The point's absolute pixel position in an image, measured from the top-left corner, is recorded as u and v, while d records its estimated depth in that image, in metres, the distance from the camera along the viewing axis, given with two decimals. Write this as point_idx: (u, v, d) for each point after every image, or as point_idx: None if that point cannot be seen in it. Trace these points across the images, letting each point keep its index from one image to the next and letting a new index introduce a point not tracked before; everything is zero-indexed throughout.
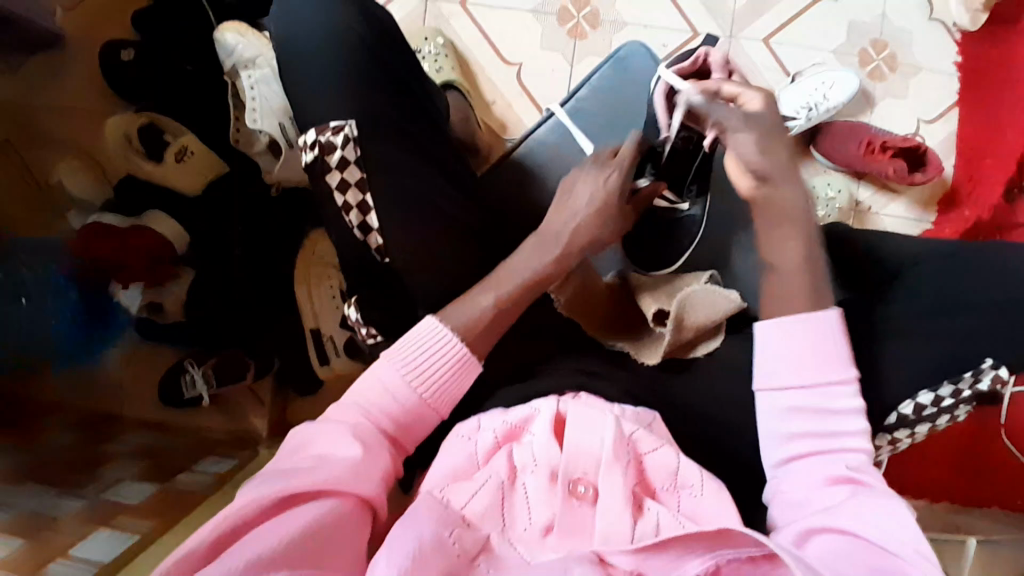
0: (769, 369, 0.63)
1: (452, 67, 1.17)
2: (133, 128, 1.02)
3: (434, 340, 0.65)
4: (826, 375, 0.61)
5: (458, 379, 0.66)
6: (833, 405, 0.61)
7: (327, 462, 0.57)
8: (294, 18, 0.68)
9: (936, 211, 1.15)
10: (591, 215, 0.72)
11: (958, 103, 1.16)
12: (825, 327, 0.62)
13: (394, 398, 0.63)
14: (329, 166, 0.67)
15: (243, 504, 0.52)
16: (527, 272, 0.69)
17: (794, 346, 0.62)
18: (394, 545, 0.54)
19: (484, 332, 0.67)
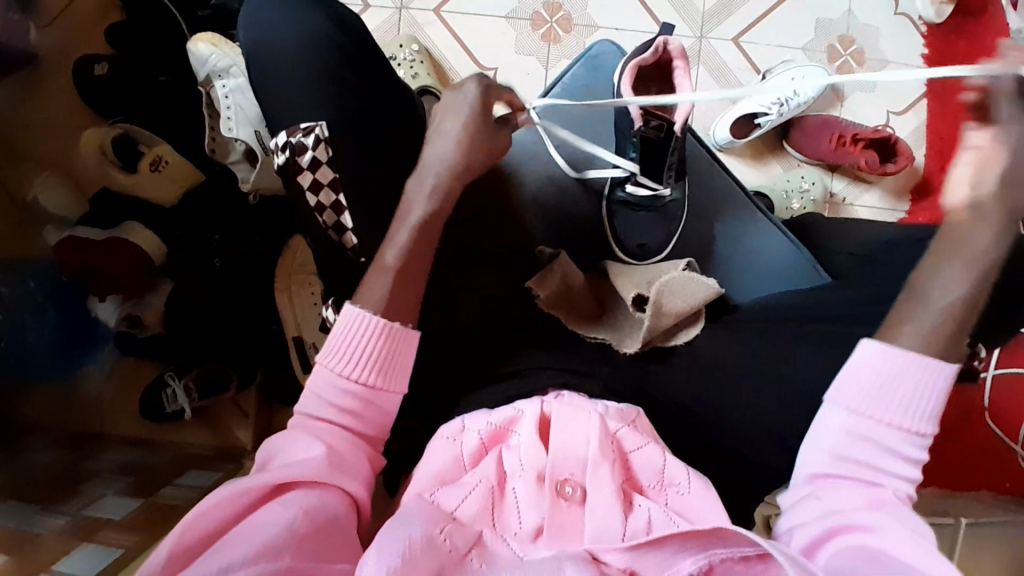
0: (856, 387, 0.62)
1: (427, 73, 1.17)
2: (105, 139, 1.00)
3: (352, 322, 0.63)
4: (908, 416, 0.60)
5: (390, 354, 0.63)
6: (899, 439, 0.60)
7: (295, 463, 0.58)
8: (263, 27, 0.69)
9: (909, 201, 1.18)
10: (465, 139, 0.69)
11: (925, 95, 1.19)
12: (931, 371, 0.61)
13: (326, 391, 0.62)
14: (301, 166, 0.67)
15: (220, 500, 0.52)
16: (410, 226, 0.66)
17: (897, 373, 0.61)
18: (383, 546, 0.52)
19: (401, 278, 0.65)
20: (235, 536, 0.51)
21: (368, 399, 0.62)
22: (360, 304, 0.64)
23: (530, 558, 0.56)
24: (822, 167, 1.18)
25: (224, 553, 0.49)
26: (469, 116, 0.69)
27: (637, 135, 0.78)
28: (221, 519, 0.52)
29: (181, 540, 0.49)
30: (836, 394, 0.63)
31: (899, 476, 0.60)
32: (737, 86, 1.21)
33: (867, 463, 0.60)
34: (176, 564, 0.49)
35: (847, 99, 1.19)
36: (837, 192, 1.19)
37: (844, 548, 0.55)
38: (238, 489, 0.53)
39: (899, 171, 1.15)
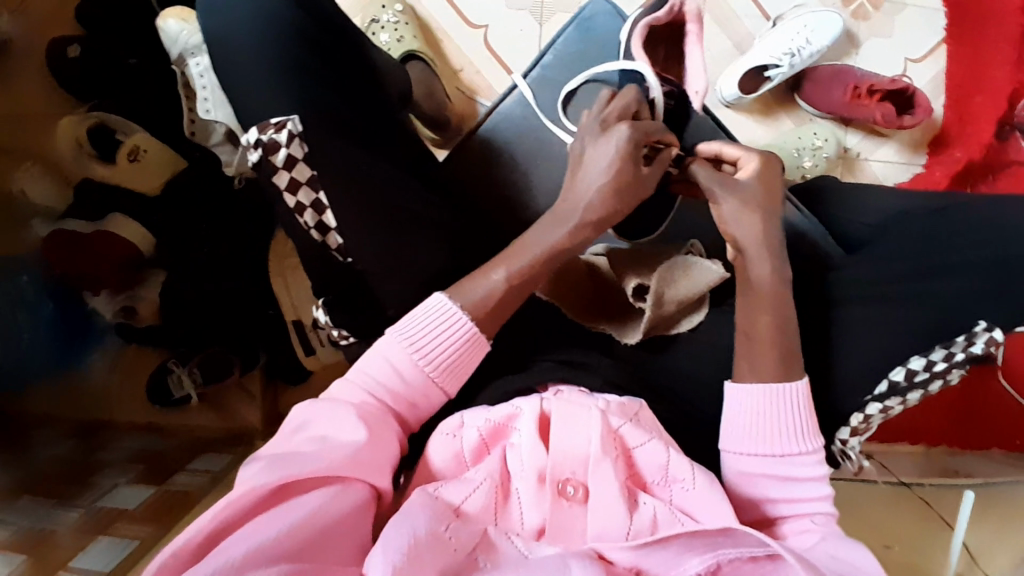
0: (734, 432, 0.62)
1: (413, 35, 1.10)
2: (80, 131, 0.96)
3: (443, 317, 0.62)
4: (790, 446, 0.60)
5: (468, 359, 0.63)
6: (799, 467, 0.60)
7: (332, 448, 0.54)
8: (224, 8, 0.64)
9: (925, 154, 1.12)
10: (606, 184, 0.65)
11: (945, 40, 1.11)
12: (793, 399, 0.61)
13: (404, 379, 0.61)
14: (276, 166, 0.63)
15: (243, 490, 0.50)
16: (532, 248, 0.65)
17: (757, 413, 0.61)
18: (387, 540, 0.51)
19: (495, 313, 0.64)
20: (255, 527, 0.49)
21: (430, 395, 0.62)
22: (453, 300, 0.63)
23: (535, 555, 0.54)
24: (835, 120, 1.13)
25: (244, 544, 0.47)
26: (617, 161, 0.66)
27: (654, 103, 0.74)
28: (245, 508, 0.50)
29: (203, 530, 0.48)
30: (725, 442, 0.62)
31: (816, 495, 0.60)
32: (745, 35, 1.13)
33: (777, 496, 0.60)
34: (199, 550, 0.48)
35: (861, 46, 1.12)
36: (849, 147, 1.13)
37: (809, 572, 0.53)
38: (262, 479, 0.51)
39: (915, 124, 1.08)
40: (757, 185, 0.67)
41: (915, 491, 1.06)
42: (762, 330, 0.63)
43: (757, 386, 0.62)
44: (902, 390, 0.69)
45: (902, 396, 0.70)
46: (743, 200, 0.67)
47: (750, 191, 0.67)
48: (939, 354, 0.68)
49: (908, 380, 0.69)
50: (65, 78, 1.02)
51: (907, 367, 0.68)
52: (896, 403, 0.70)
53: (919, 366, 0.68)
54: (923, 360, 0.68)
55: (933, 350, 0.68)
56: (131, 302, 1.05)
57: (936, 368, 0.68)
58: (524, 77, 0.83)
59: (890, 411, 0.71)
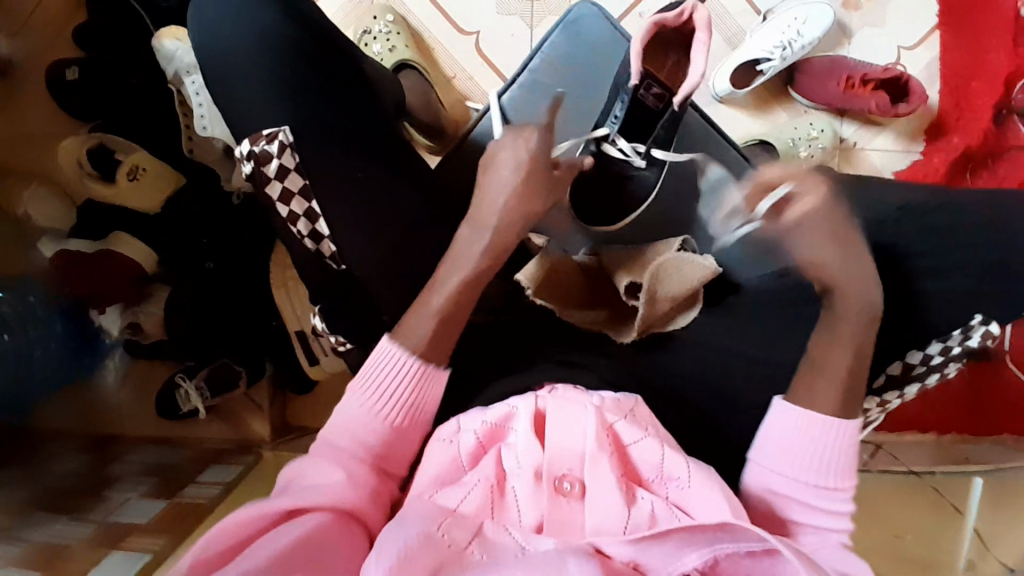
0: (772, 452, 0.62)
1: (405, 44, 1.11)
2: (81, 153, 0.99)
3: (389, 359, 0.63)
4: (824, 478, 0.60)
5: (422, 394, 0.63)
6: (825, 497, 0.60)
7: (317, 487, 0.57)
8: (211, 27, 0.65)
9: (923, 141, 1.11)
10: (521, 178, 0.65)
11: (938, 26, 1.10)
12: (841, 433, 0.60)
13: (358, 427, 0.62)
14: (268, 176, 0.64)
15: (245, 518, 0.52)
16: (463, 266, 0.64)
17: (797, 440, 0.61)
18: (383, 544, 0.52)
19: (456, 308, 0.64)
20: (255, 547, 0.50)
21: (396, 439, 0.62)
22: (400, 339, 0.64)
23: (533, 549, 0.54)
24: (830, 112, 1.12)
25: (251, 560, 0.48)
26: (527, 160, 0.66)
27: (629, 92, 0.76)
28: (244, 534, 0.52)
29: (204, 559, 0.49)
30: (757, 455, 0.63)
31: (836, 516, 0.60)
32: (736, 31, 1.13)
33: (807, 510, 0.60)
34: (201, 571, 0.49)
35: (853, 37, 1.12)
36: (846, 137, 1.13)
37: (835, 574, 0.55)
38: (263, 507, 0.53)
39: (910, 112, 1.08)
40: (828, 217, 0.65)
41: (926, 480, 1.06)
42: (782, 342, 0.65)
43: (805, 410, 0.61)
44: (900, 383, 0.70)
45: (900, 389, 0.71)
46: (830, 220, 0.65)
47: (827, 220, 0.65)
48: (936, 348, 0.68)
49: (906, 373, 0.70)
50: (65, 101, 1.04)
51: (905, 361, 0.69)
52: (894, 396, 0.71)
53: (916, 360, 0.69)
54: (921, 354, 0.69)
55: (930, 344, 0.68)
56: (136, 319, 1.03)
57: (933, 361, 0.69)
58: (514, 82, 0.84)
59: (888, 404, 0.72)
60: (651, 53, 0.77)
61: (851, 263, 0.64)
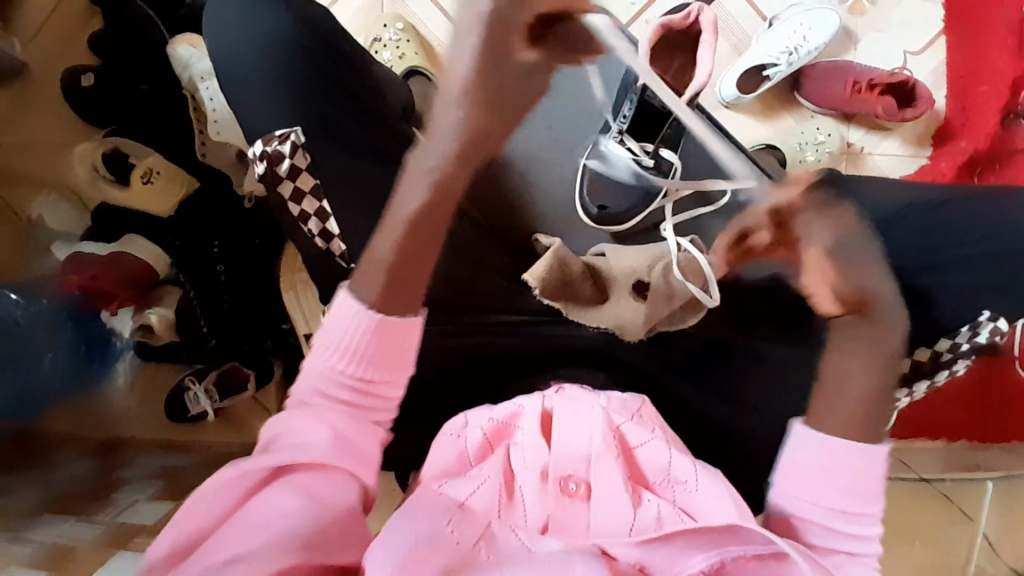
0: (799, 484, 0.58)
1: (414, 52, 1.12)
2: (96, 157, 1.00)
3: (348, 311, 0.58)
4: (858, 506, 0.56)
5: (385, 347, 0.59)
6: (857, 523, 0.56)
7: (298, 446, 0.55)
8: (226, 31, 0.67)
9: (930, 146, 1.12)
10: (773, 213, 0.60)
11: (945, 31, 1.11)
12: (874, 460, 0.57)
13: (323, 380, 0.59)
14: (280, 176, 0.65)
15: (231, 482, 0.53)
16: (415, 205, 0.56)
17: (824, 469, 0.57)
18: (391, 536, 0.53)
19: (426, 225, 0.57)
20: (235, 528, 0.51)
21: (367, 393, 0.59)
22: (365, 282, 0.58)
23: (538, 549, 0.53)
24: (837, 117, 1.13)
25: (232, 546, 0.50)
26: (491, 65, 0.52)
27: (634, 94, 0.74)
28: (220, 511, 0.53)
29: (188, 527, 0.52)
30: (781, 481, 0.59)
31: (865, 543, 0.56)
32: (742, 37, 1.14)
33: (840, 542, 0.56)
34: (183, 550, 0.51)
35: (859, 42, 1.12)
36: (852, 142, 1.13)
37: None
38: (248, 471, 0.53)
39: (918, 115, 1.09)
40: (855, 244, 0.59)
41: (935, 487, 1.02)
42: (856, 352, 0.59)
43: (835, 439, 0.57)
44: (909, 380, 0.71)
45: (909, 386, 0.72)
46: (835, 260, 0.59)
47: (848, 249, 0.59)
48: (945, 345, 0.69)
49: (916, 370, 0.71)
50: (81, 106, 1.06)
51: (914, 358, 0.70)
52: (905, 393, 0.72)
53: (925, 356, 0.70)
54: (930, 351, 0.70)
55: (940, 340, 0.69)
56: (146, 322, 1.03)
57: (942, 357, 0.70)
58: None
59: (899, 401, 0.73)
60: (656, 57, 0.79)
61: (852, 277, 0.59)
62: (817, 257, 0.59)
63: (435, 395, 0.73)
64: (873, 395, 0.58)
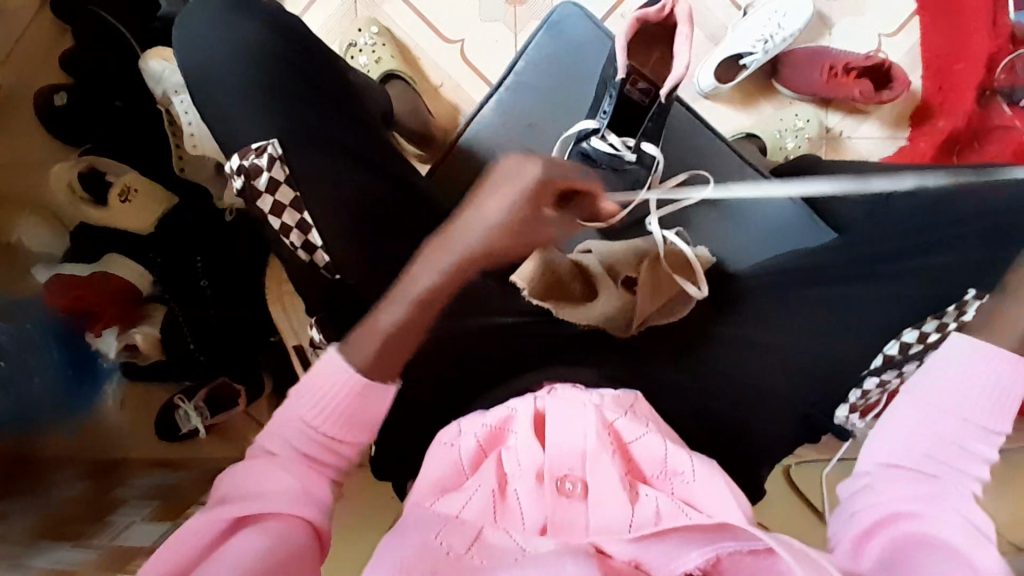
0: (940, 389, 0.57)
1: (391, 55, 1.12)
2: (72, 176, 0.98)
3: (330, 370, 0.59)
4: (983, 425, 0.55)
5: (361, 406, 0.59)
6: (976, 442, 0.55)
7: (259, 493, 0.54)
8: (197, 43, 0.66)
9: (908, 127, 1.12)
10: None
11: (917, 11, 1.12)
12: (1014, 379, 0.56)
13: (293, 432, 0.58)
14: (259, 190, 0.64)
15: (185, 535, 0.51)
16: (429, 279, 0.60)
17: (973, 378, 0.56)
18: (385, 556, 0.53)
19: (426, 306, 0.60)
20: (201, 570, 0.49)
21: (335, 447, 0.59)
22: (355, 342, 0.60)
23: (532, 550, 0.54)
24: (816, 102, 1.13)
25: None
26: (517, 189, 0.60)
27: (617, 88, 0.76)
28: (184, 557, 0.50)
29: None
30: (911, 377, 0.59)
31: (968, 472, 0.55)
32: (718, 26, 1.14)
33: (945, 462, 0.55)
34: None
35: (833, 27, 1.13)
36: (832, 127, 1.13)
37: (894, 547, 0.51)
38: (202, 525, 0.52)
39: (895, 97, 1.10)
40: None
41: None
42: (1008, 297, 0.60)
43: (998, 353, 0.56)
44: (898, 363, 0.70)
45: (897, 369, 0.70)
46: None
47: None
48: (932, 325, 0.68)
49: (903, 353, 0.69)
50: (56, 126, 1.05)
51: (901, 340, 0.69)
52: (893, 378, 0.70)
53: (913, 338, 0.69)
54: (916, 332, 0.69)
55: (925, 321, 0.68)
56: (131, 341, 1.01)
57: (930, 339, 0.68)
58: (500, 84, 0.85)
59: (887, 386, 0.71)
60: (634, 51, 0.79)
61: None
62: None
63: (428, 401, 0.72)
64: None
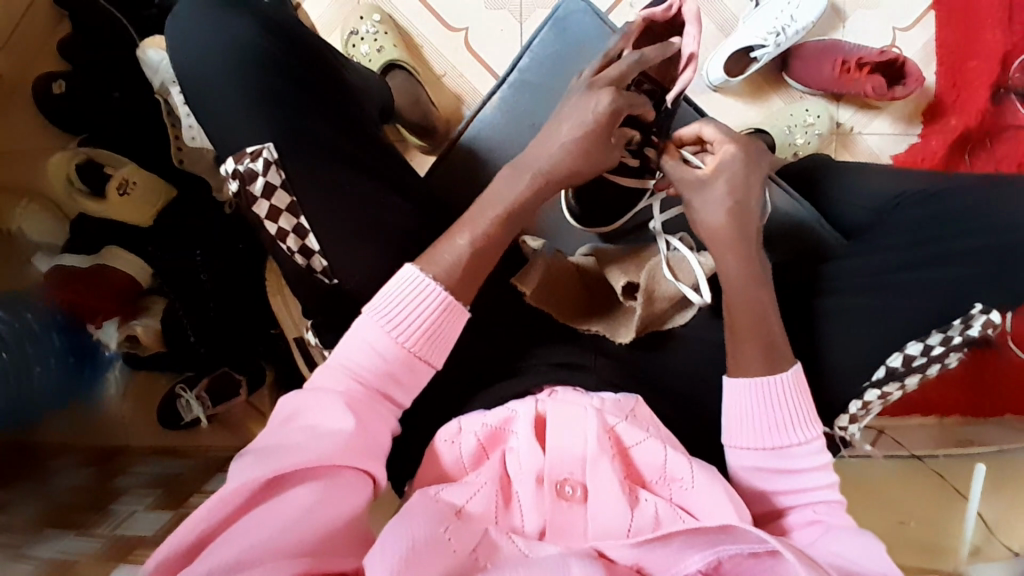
0: (733, 429, 0.62)
1: (393, 44, 1.10)
2: (70, 168, 0.97)
3: (414, 288, 0.61)
4: (790, 440, 0.60)
5: (444, 329, 0.61)
6: (801, 457, 0.60)
7: (320, 433, 0.55)
8: (189, 38, 0.64)
9: (920, 123, 1.10)
10: (729, 209, 0.65)
11: (933, 5, 1.09)
12: (789, 391, 0.61)
13: (375, 355, 0.59)
14: (254, 196, 0.63)
15: (232, 488, 0.51)
16: (510, 198, 0.65)
17: (753, 410, 0.61)
18: (387, 542, 0.51)
19: (478, 259, 0.63)
20: (243, 528, 0.50)
21: (411, 368, 0.60)
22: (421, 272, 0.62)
23: (535, 554, 0.54)
24: (826, 97, 1.11)
25: (226, 550, 0.49)
26: (592, 126, 0.66)
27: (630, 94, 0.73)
28: (216, 519, 0.51)
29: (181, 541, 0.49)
30: (728, 436, 0.62)
31: (821, 484, 0.60)
32: (730, 17, 1.11)
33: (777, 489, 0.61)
34: (181, 559, 0.50)
35: (847, 19, 1.10)
36: (842, 122, 1.11)
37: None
38: (246, 478, 0.51)
39: (908, 94, 1.07)
40: (737, 172, 0.66)
41: (927, 464, 1.05)
42: (760, 318, 0.63)
43: (749, 381, 0.61)
44: (901, 375, 0.69)
45: (900, 380, 0.70)
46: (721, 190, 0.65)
47: (728, 186, 0.66)
48: (937, 338, 0.67)
49: (906, 365, 0.68)
50: (53, 115, 1.04)
51: (905, 353, 0.68)
52: (895, 388, 0.70)
53: (916, 352, 0.68)
54: (921, 345, 0.68)
55: (931, 334, 0.67)
56: (133, 333, 1.01)
57: (933, 352, 0.68)
58: (503, 81, 0.83)
59: (888, 397, 0.70)
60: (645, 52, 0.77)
61: (739, 216, 0.65)
62: (702, 195, 0.66)
63: (424, 405, 0.71)
64: (771, 334, 0.63)
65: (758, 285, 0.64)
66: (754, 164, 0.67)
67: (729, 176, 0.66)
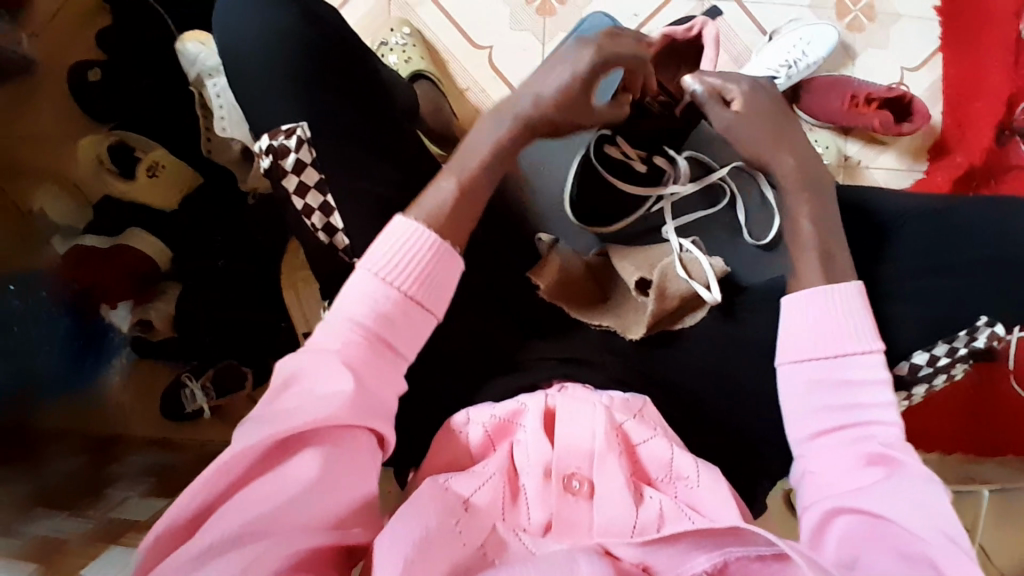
0: (790, 344, 0.64)
1: (420, 56, 1.14)
2: (100, 149, 1.00)
3: (410, 236, 0.62)
4: (848, 348, 0.62)
5: (437, 273, 0.62)
6: (860, 369, 0.62)
7: (315, 395, 0.54)
8: (235, 23, 0.67)
9: (925, 160, 1.14)
10: (774, 136, 0.72)
11: (940, 48, 1.14)
12: (849, 299, 0.64)
13: (373, 299, 0.59)
14: (285, 170, 0.66)
15: (228, 460, 0.51)
16: (487, 148, 0.68)
17: (815, 319, 0.64)
18: (398, 529, 0.52)
19: (465, 205, 0.66)
20: (239, 501, 0.50)
21: (407, 311, 0.60)
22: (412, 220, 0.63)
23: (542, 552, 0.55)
24: (835, 130, 1.14)
25: (226, 524, 0.49)
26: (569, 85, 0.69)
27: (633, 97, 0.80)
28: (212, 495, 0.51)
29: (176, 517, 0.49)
30: (788, 351, 0.64)
31: (880, 402, 0.61)
32: (743, 50, 1.16)
33: (838, 406, 0.61)
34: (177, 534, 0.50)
35: (857, 57, 1.15)
36: (850, 155, 1.14)
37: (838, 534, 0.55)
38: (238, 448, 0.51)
39: (915, 130, 1.12)
40: (759, 105, 0.73)
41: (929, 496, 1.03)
42: (823, 233, 0.68)
43: (812, 291, 0.65)
44: (907, 384, 0.71)
45: (907, 389, 0.72)
46: (754, 124, 0.72)
47: (756, 117, 0.72)
48: (942, 349, 0.69)
49: (912, 375, 0.70)
50: (86, 102, 1.07)
51: (912, 362, 0.70)
52: (902, 395, 0.73)
53: (923, 361, 0.70)
54: (927, 355, 0.70)
55: (936, 345, 0.69)
56: (145, 317, 1.06)
57: (939, 362, 0.70)
58: None
59: (894, 404, 0.74)
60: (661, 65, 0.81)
61: (788, 140, 0.72)
62: (742, 131, 0.72)
63: (432, 394, 0.71)
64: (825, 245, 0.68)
65: (826, 201, 0.70)
66: (764, 94, 0.73)
67: (752, 109, 0.72)
